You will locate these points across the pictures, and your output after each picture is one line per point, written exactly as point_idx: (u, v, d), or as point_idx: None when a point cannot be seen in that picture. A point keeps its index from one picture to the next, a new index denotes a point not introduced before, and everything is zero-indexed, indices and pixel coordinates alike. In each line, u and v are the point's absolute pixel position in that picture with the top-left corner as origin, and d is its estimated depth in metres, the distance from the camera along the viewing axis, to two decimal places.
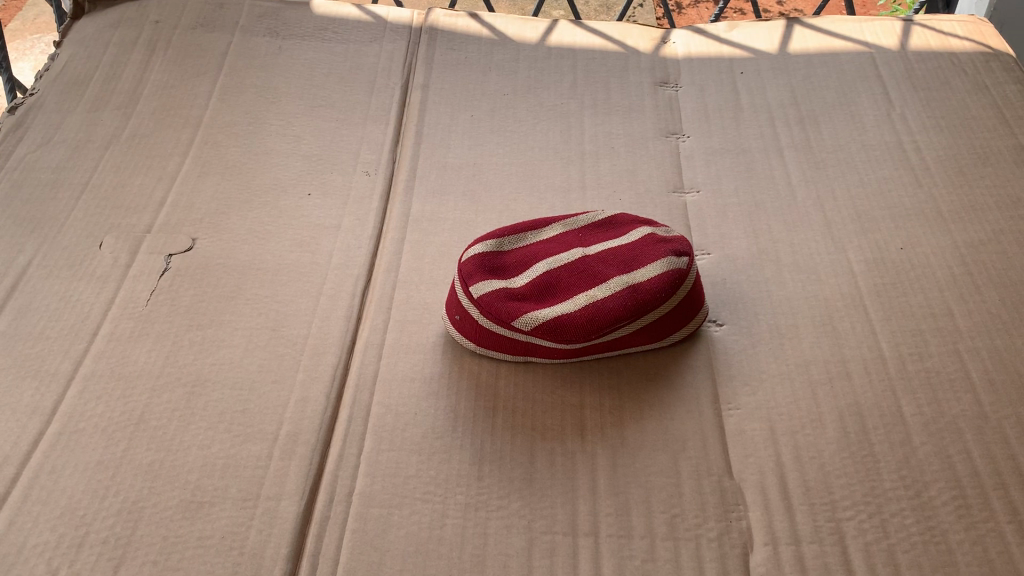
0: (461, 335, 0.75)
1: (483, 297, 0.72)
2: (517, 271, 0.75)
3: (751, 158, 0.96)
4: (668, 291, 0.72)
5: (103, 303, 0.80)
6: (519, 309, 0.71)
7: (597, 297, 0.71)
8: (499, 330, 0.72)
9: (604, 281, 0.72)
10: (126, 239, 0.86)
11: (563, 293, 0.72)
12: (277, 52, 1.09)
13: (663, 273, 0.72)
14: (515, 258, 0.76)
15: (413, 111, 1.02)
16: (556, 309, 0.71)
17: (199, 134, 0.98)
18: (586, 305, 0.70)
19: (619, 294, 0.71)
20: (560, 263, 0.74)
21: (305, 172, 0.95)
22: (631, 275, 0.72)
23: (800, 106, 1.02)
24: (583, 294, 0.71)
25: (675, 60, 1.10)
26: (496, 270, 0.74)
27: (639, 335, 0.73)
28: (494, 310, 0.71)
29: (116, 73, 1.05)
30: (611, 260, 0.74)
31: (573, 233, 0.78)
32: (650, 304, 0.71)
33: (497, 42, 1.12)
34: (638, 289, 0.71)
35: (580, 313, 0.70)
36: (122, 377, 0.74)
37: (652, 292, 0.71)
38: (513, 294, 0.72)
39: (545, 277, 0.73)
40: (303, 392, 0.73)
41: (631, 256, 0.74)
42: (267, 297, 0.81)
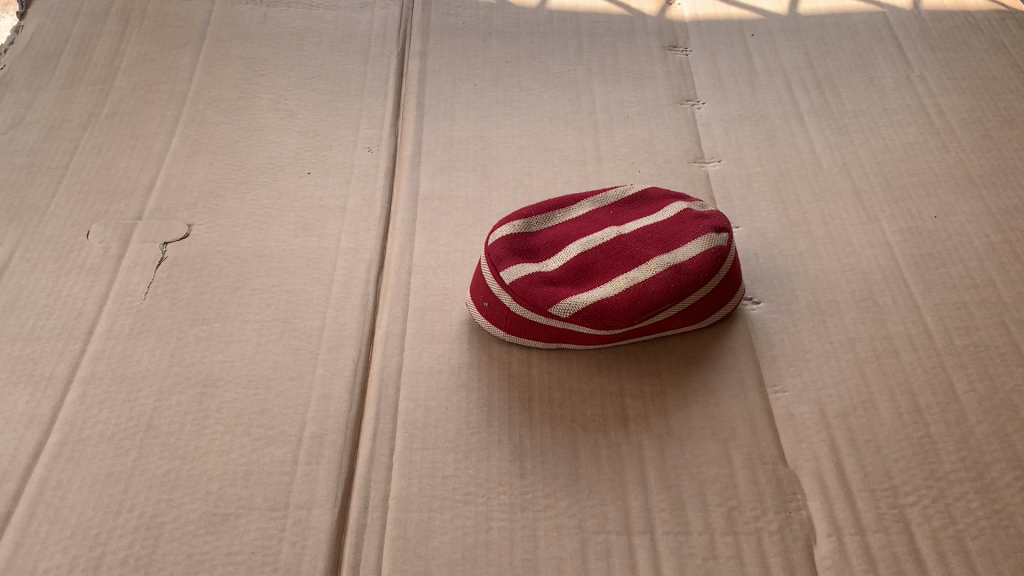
0: (491, 323, 0.71)
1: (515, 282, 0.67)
2: (548, 254, 0.70)
3: (771, 125, 0.92)
4: (711, 271, 0.68)
5: (97, 298, 0.74)
6: (556, 294, 0.67)
7: (637, 279, 0.67)
8: (534, 317, 0.68)
9: (643, 261, 0.68)
10: (115, 227, 0.80)
11: (600, 276, 0.68)
12: (262, 20, 1.01)
13: (704, 251, 0.68)
14: (546, 239, 0.71)
15: (413, 82, 0.96)
16: (594, 293, 0.67)
17: (185, 111, 0.92)
18: (627, 289, 0.66)
19: (661, 275, 0.67)
20: (594, 244, 0.70)
21: (303, 149, 0.89)
22: (671, 255, 0.68)
23: (816, 69, 0.98)
24: (622, 276, 0.67)
25: (682, 22, 1.05)
26: (527, 253, 0.70)
27: (680, 317, 0.69)
28: (529, 296, 0.67)
29: (89, 46, 0.97)
30: (648, 240, 0.70)
31: (604, 210, 0.74)
32: (694, 285, 0.67)
33: (496, 6, 1.06)
34: (681, 269, 0.67)
35: (621, 297, 0.66)
36: (125, 379, 0.68)
37: (695, 272, 0.67)
38: (547, 278, 0.68)
39: (580, 259, 0.69)
40: (323, 389, 0.68)
41: (669, 235, 0.70)
42: (274, 287, 0.76)
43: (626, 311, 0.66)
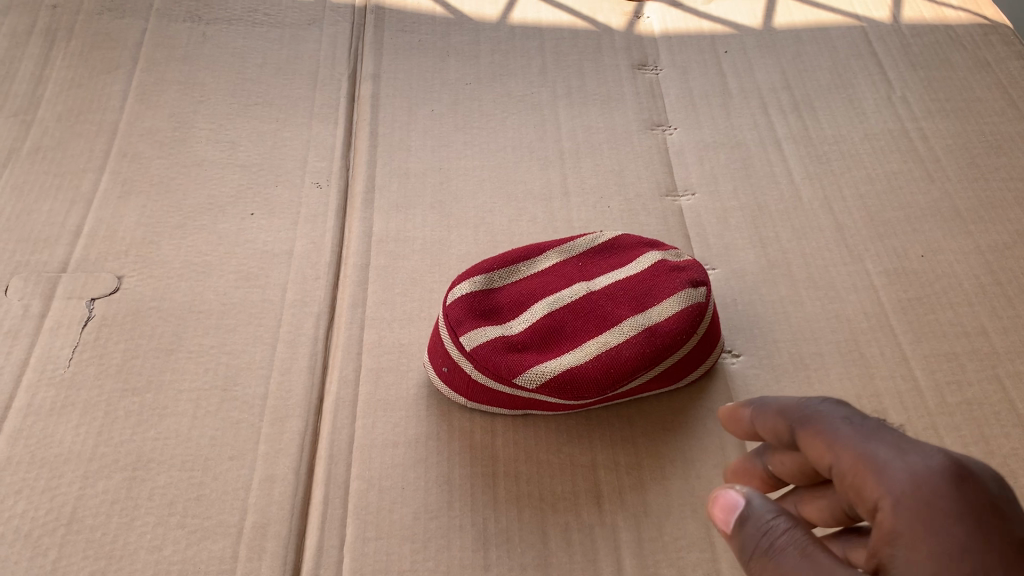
0: (450, 388, 0.65)
1: (477, 349, 0.61)
2: (513, 314, 0.64)
3: (748, 153, 0.87)
4: (690, 331, 0.62)
5: (15, 366, 0.67)
6: (521, 362, 0.61)
7: (610, 344, 0.61)
8: (497, 387, 0.62)
9: (615, 322, 0.63)
10: (37, 280, 0.73)
11: (569, 340, 0.62)
12: (201, 39, 0.94)
13: (681, 309, 0.63)
14: (509, 297, 0.65)
15: (365, 108, 0.90)
16: (564, 360, 0.61)
17: (116, 144, 0.84)
18: (598, 355, 0.61)
19: (635, 339, 0.61)
20: (562, 302, 0.64)
21: (246, 186, 0.82)
22: (646, 316, 0.63)
23: (793, 90, 0.93)
24: (593, 341, 0.62)
25: (652, 38, 1.00)
26: (489, 314, 0.64)
27: (656, 381, 0.64)
28: (492, 365, 0.61)
29: (10, 71, 0.89)
30: (620, 297, 0.64)
31: (572, 262, 0.68)
32: (671, 349, 0.61)
33: (453, 21, 0.99)
34: (657, 332, 0.62)
35: (592, 365, 0.60)
36: (45, 462, 0.62)
37: (673, 334, 0.62)
38: (511, 343, 0.62)
39: (547, 320, 0.63)
40: (267, 470, 0.62)
41: (642, 291, 0.65)
42: (213, 349, 0.69)
43: (598, 380, 0.60)
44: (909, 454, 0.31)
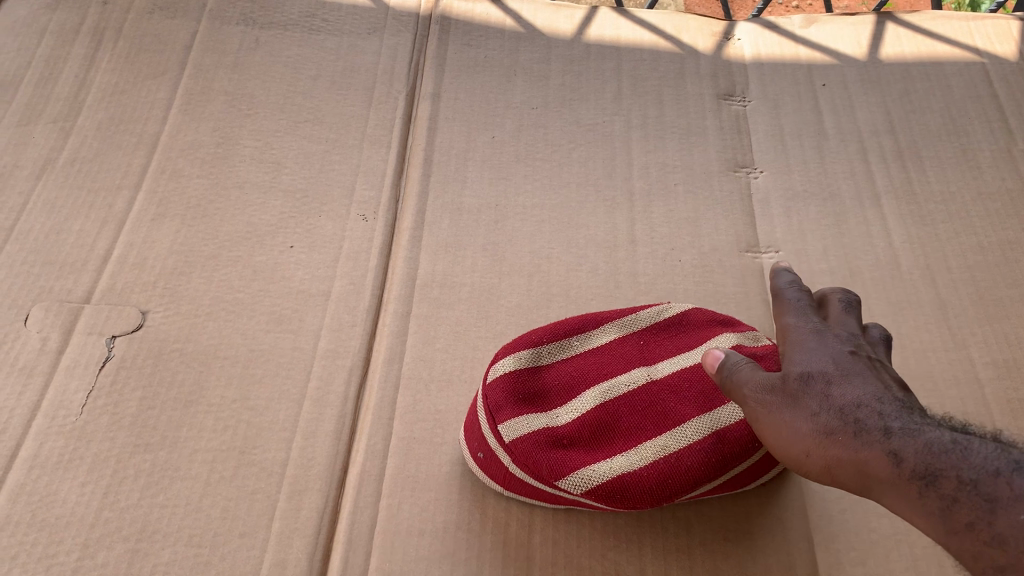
0: (485, 473, 0.58)
1: (517, 444, 0.54)
2: (560, 401, 0.57)
3: (841, 207, 0.78)
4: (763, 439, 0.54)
5: (26, 410, 0.62)
6: (567, 461, 0.53)
7: (670, 448, 0.53)
8: (537, 483, 0.55)
9: (678, 420, 0.55)
10: (58, 311, 0.68)
11: (623, 437, 0.55)
12: (253, 45, 0.88)
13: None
14: (558, 378, 0.58)
15: (421, 131, 0.83)
16: (614, 463, 0.53)
17: (155, 159, 0.79)
18: (655, 459, 0.53)
19: (700, 444, 0.53)
20: (617, 392, 0.57)
21: (287, 214, 0.76)
22: (713, 417, 0.55)
23: (897, 135, 0.83)
24: (651, 442, 0.54)
25: (741, 64, 0.91)
26: (533, 397, 0.56)
27: (719, 487, 0.56)
28: (533, 462, 0.53)
29: (55, 72, 0.84)
30: (686, 388, 0.56)
31: (632, 339, 0.60)
32: (740, 458, 0.54)
33: (524, 36, 0.92)
34: (726, 437, 0.54)
35: (647, 472, 0.53)
36: (44, 526, 0.57)
37: (744, 441, 0.54)
38: (557, 435, 0.55)
39: (598, 411, 0.56)
40: (280, 554, 0.57)
41: (712, 383, 0.57)
42: (235, 403, 0.64)
43: (654, 490, 0.53)
44: (799, 306, 0.56)
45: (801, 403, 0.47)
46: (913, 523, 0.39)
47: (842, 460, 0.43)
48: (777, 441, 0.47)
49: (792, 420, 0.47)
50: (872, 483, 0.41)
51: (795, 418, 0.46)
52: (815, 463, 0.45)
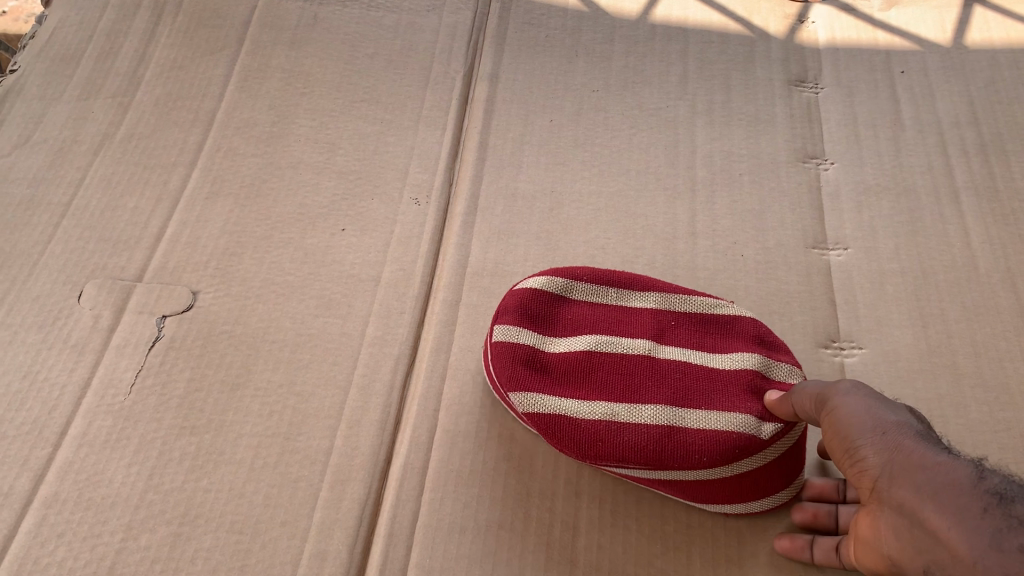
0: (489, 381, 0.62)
1: (495, 343, 0.58)
2: (562, 333, 0.59)
3: (916, 203, 0.74)
4: (715, 458, 0.52)
5: (77, 387, 0.63)
6: (528, 382, 0.56)
7: (621, 417, 0.54)
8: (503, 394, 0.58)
9: (643, 399, 0.54)
10: (111, 288, 0.68)
11: (590, 391, 0.55)
12: (312, 22, 0.87)
13: (725, 430, 0.52)
14: (574, 320, 0.60)
15: (478, 113, 0.81)
16: (566, 405, 0.55)
17: (211, 137, 0.78)
18: (599, 420, 0.54)
19: (647, 427, 0.53)
20: (611, 348, 0.57)
21: (340, 195, 0.75)
22: (679, 410, 0.54)
23: (980, 127, 0.78)
24: (609, 405, 0.55)
25: (815, 48, 0.87)
26: (542, 324, 0.59)
27: (662, 482, 0.55)
28: (501, 368, 0.57)
29: (115, 46, 0.85)
30: (675, 380, 0.56)
31: (668, 318, 0.60)
32: (678, 462, 0.52)
33: (588, 16, 0.89)
34: (677, 433, 0.53)
35: (589, 427, 0.54)
36: (91, 505, 0.57)
37: (691, 447, 0.52)
38: (538, 360, 0.57)
39: (587, 358, 0.57)
40: (321, 545, 0.56)
41: (703, 392, 0.55)
42: (281, 388, 0.63)
43: (580, 441, 0.54)
44: None
45: (895, 407, 0.44)
46: (947, 537, 0.35)
47: (911, 457, 0.39)
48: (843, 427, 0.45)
49: (884, 410, 0.44)
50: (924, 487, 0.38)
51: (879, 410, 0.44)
52: (876, 454, 0.41)
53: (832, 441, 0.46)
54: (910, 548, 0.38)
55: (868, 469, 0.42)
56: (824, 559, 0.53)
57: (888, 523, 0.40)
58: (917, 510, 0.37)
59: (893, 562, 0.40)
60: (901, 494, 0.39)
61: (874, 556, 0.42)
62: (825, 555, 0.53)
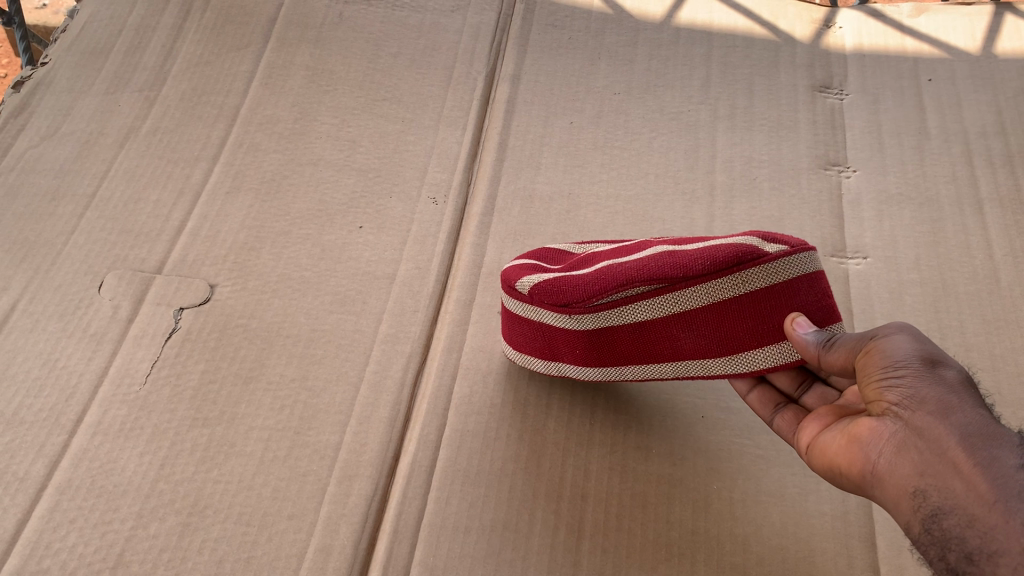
0: (504, 333, 0.61)
1: (504, 271, 0.59)
2: (568, 261, 0.59)
3: (939, 214, 0.73)
4: (719, 266, 0.47)
5: (94, 375, 0.63)
6: (529, 275, 0.56)
7: (620, 262, 0.51)
8: (516, 307, 0.57)
9: (646, 251, 0.51)
10: (131, 279, 0.69)
11: (594, 265, 0.53)
12: (337, 20, 0.88)
13: (723, 243, 0.48)
14: (582, 255, 0.59)
15: (499, 113, 0.81)
16: (568, 274, 0.53)
17: (234, 131, 0.79)
18: (599, 268, 0.52)
19: (646, 257, 0.50)
20: (614, 248, 0.56)
21: (359, 192, 0.75)
22: (678, 248, 0.50)
23: (1007, 138, 0.77)
24: (609, 262, 0.52)
25: (841, 54, 0.86)
26: (553, 261, 0.59)
27: (685, 325, 0.49)
28: (511, 277, 0.57)
29: (144, 41, 0.86)
30: (679, 240, 0.52)
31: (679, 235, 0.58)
32: (684, 270, 0.47)
33: (611, 18, 0.89)
34: (678, 255, 0.49)
35: (587, 275, 0.51)
36: (103, 492, 0.58)
37: (690, 258, 0.48)
38: (545, 270, 0.57)
39: (587, 258, 0.56)
40: (326, 539, 0.56)
41: (705, 239, 0.51)
42: (294, 382, 0.64)
43: (585, 284, 0.51)
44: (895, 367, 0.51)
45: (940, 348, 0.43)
46: (968, 473, 0.36)
47: (949, 396, 0.39)
48: (873, 354, 0.43)
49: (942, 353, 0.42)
50: (958, 427, 0.38)
51: (922, 347, 0.43)
52: (911, 381, 0.41)
53: (867, 368, 0.43)
54: (909, 472, 0.39)
55: (894, 391, 0.41)
56: (754, 402, 0.56)
57: (895, 443, 0.40)
58: (944, 443, 0.38)
59: (880, 476, 0.41)
60: (930, 422, 0.39)
61: (857, 461, 0.43)
62: (758, 402, 0.56)
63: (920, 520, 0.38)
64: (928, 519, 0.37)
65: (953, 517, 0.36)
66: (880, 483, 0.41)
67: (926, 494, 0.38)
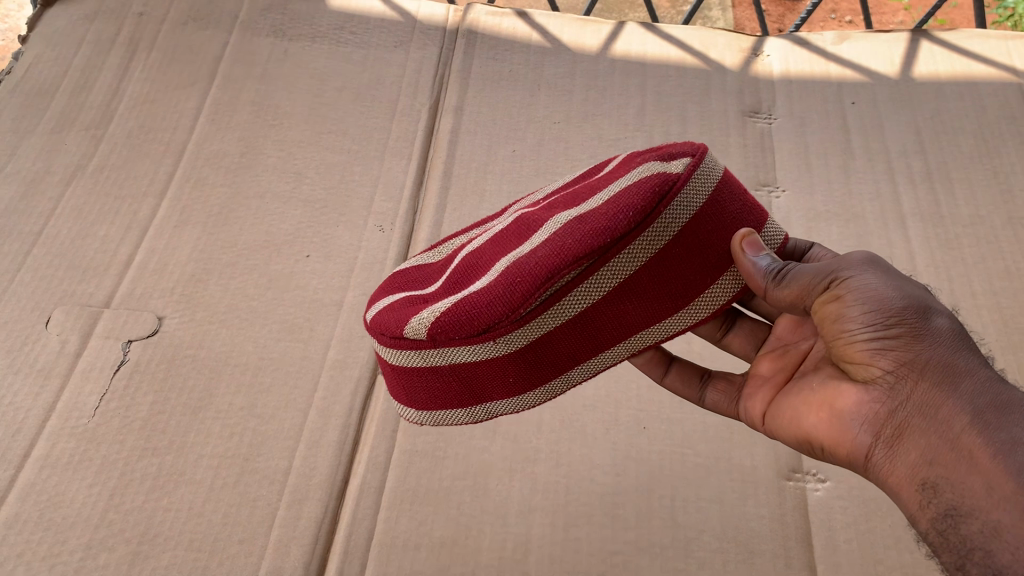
0: (392, 390, 0.50)
1: (370, 321, 0.48)
2: (434, 275, 0.50)
3: (865, 228, 0.76)
4: (645, 210, 0.42)
5: (42, 410, 0.64)
6: (412, 311, 0.45)
7: (524, 251, 0.43)
8: (404, 361, 0.46)
9: (541, 226, 0.44)
10: (80, 313, 0.69)
11: (486, 266, 0.45)
12: (282, 57, 0.90)
13: (629, 184, 0.43)
14: (446, 259, 0.51)
15: (443, 143, 0.84)
16: (465, 291, 0.44)
17: (181, 167, 0.80)
18: (503, 270, 0.43)
19: (558, 232, 0.43)
20: (488, 238, 0.48)
21: (306, 223, 0.77)
22: (580, 207, 0.44)
23: (926, 155, 0.81)
24: (507, 256, 0.44)
25: (769, 80, 0.90)
26: (416, 283, 0.50)
27: (631, 292, 0.43)
28: (391, 326, 0.46)
29: (89, 81, 0.87)
30: (562, 201, 0.47)
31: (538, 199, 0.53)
32: (612, 232, 0.41)
33: (549, 50, 0.92)
34: (590, 214, 0.42)
35: (495, 282, 0.43)
36: (51, 525, 0.58)
37: (609, 215, 0.42)
38: (421, 297, 0.47)
39: (462, 264, 0.47)
40: (275, 561, 0.58)
41: (592, 187, 0.46)
42: (243, 409, 0.64)
43: (498, 296, 0.42)
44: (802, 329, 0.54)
45: (912, 290, 0.44)
46: (989, 468, 0.37)
47: (950, 369, 0.41)
48: (840, 300, 0.43)
49: (921, 301, 0.43)
50: (968, 407, 0.39)
51: (898, 292, 0.43)
52: (901, 346, 0.42)
53: (833, 316, 0.44)
54: (920, 460, 0.40)
55: (884, 358, 0.42)
56: (674, 383, 0.60)
57: (899, 421, 0.42)
58: (957, 429, 0.39)
59: (883, 461, 0.42)
60: (937, 406, 0.40)
61: (857, 439, 0.44)
62: (677, 382, 0.60)
63: (935, 511, 0.39)
64: (942, 517, 0.39)
65: (975, 519, 0.37)
66: (887, 466, 0.42)
67: (939, 487, 0.39)
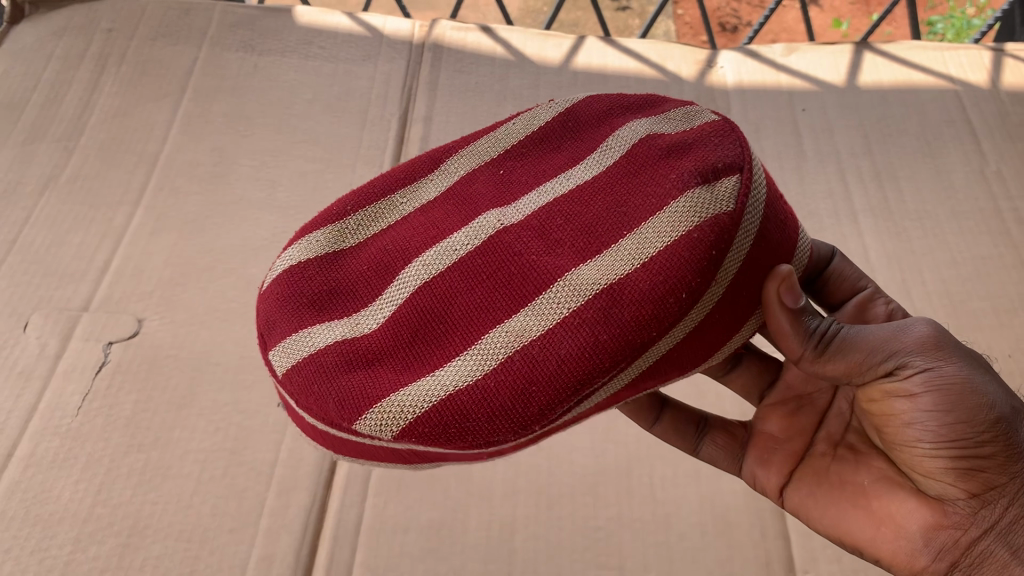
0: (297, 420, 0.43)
1: (290, 372, 0.40)
2: (366, 289, 0.42)
3: (819, 225, 0.81)
4: (687, 300, 0.36)
5: (24, 411, 0.64)
6: (369, 387, 0.38)
7: (531, 334, 0.37)
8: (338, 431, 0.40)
9: (546, 289, 0.38)
10: (58, 317, 0.70)
11: (467, 331, 0.39)
12: (251, 70, 0.91)
13: (667, 248, 0.37)
14: (377, 253, 0.43)
15: (414, 150, 0.86)
16: (446, 377, 0.37)
17: (155, 176, 0.81)
18: (505, 359, 0.37)
19: (580, 314, 0.37)
20: (450, 259, 0.41)
21: (283, 228, 0.78)
22: (597, 266, 0.38)
23: (874, 156, 0.86)
24: (500, 330, 0.38)
25: (724, 90, 0.94)
26: (341, 302, 0.42)
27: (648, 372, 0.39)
28: (335, 402, 0.39)
29: (59, 95, 0.87)
30: (558, 231, 0.40)
31: (484, 176, 0.45)
32: (654, 319, 0.36)
33: (513, 63, 0.95)
34: (621, 296, 0.37)
35: (497, 378, 0.37)
36: (38, 522, 0.58)
37: (645, 301, 0.36)
38: (362, 352, 0.40)
39: (419, 310, 0.40)
40: (267, 548, 0.59)
41: (604, 218, 0.39)
42: (227, 405, 0.65)
43: (505, 406, 0.36)
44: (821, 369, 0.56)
45: (995, 386, 0.45)
46: None
47: None
48: (921, 404, 0.44)
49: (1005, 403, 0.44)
50: None
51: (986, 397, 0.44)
52: (991, 471, 0.44)
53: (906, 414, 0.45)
54: None
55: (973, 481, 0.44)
56: (662, 432, 0.60)
57: (978, 546, 0.45)
58: None
59: None
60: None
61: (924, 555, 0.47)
62: (665, 432, 0.60)
63: None
64: None
65: None
66: None
67: None
